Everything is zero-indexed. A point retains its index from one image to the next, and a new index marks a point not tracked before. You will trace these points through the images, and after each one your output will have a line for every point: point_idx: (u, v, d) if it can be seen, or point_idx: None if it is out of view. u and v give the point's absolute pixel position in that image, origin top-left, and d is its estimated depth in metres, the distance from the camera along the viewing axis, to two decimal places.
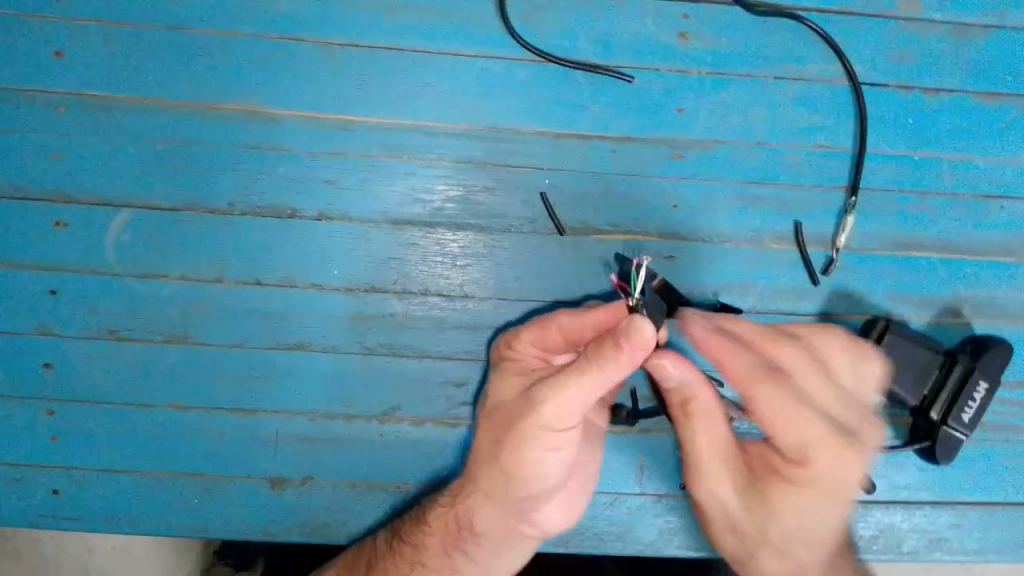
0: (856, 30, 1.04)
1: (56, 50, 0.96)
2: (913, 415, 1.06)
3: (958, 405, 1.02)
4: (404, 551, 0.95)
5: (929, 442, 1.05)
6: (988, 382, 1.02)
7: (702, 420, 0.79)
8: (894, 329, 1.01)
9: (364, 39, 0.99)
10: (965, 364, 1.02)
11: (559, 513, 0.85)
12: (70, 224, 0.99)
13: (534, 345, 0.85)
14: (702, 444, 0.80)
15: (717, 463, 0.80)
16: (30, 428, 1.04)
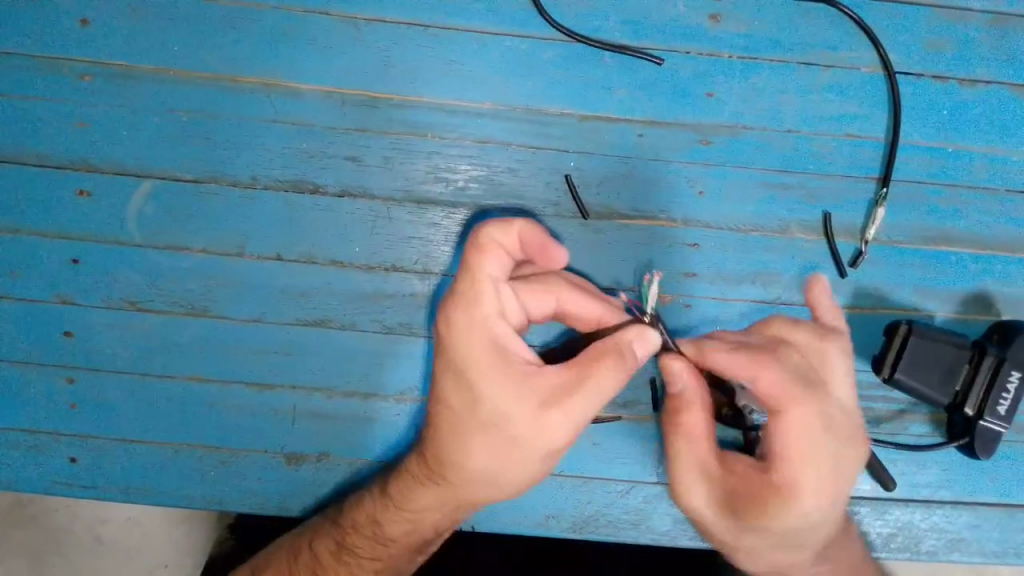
0: (893, 16, 1.01)
1: (82, 19, 0.96)
2: (948, 411, 1.04)
3: (993, 398, 1.00)
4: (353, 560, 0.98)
5: (969, 438, 1.03)
6: (1022, 371, 1.00)
7: (693, 421, 0.73)
8: (917, 330, 0.98)
9: (389, 14, 0.98)
10: (996, 356, 1.00)
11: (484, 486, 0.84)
12: (94, 195, 0.99)
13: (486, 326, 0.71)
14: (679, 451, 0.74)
15: (698, 470, 0.74)
16: (50, 396, 1.04)
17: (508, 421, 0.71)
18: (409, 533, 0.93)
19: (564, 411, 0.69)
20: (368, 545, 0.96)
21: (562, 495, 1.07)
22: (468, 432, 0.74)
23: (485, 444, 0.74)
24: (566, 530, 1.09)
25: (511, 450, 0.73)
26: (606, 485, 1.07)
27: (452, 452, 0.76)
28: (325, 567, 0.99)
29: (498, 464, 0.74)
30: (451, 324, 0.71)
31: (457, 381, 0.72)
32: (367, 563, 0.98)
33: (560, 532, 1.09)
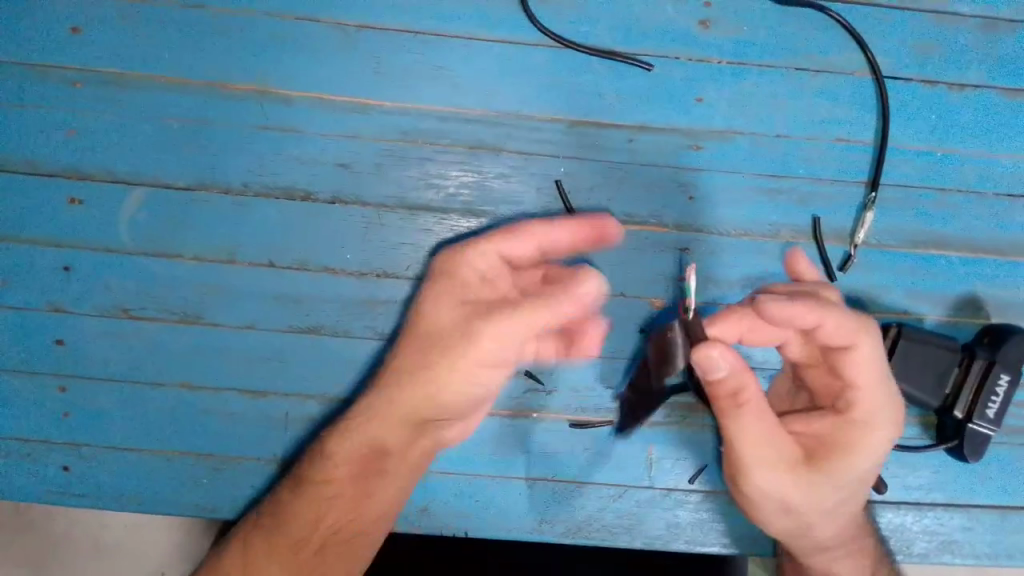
0: (881, 22, 1.02)
1: (74, 27, 0.96)
2: (937, 414, 1.04)
3: (981, 401, 1.01)
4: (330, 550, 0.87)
5: (958, 441, 1.03)
6: (1010, 373, 1.01)
7: (753, 413, 0.71)
8: (907, 332, 0.99)
9: (382, 20, 0.98)
10: (984, 359, 1.00)
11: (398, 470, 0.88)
12: (85, 202, 0.99)
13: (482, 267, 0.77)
14: (746, 437, 0.73)
15: (764, 448, 0.74)
16: (41, 404, 1.04)
17: (437, 325, 0.77)
18: (354, 450, 0.86)
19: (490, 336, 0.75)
20: (322, 467, 0.88)
21: (555, 500, 1.08)
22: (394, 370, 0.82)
23: (411, 379, 0.81)
24: (560, 535, 1.08)
25: (419, 370, 0.80)
26: (599, 489, 1.08)
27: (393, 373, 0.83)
28: (287, 514, 0.87)
29: (414, 382, 0.81)
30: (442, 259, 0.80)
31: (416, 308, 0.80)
32: (326, 487, 0.87)
33: (554, 537, 1.08)
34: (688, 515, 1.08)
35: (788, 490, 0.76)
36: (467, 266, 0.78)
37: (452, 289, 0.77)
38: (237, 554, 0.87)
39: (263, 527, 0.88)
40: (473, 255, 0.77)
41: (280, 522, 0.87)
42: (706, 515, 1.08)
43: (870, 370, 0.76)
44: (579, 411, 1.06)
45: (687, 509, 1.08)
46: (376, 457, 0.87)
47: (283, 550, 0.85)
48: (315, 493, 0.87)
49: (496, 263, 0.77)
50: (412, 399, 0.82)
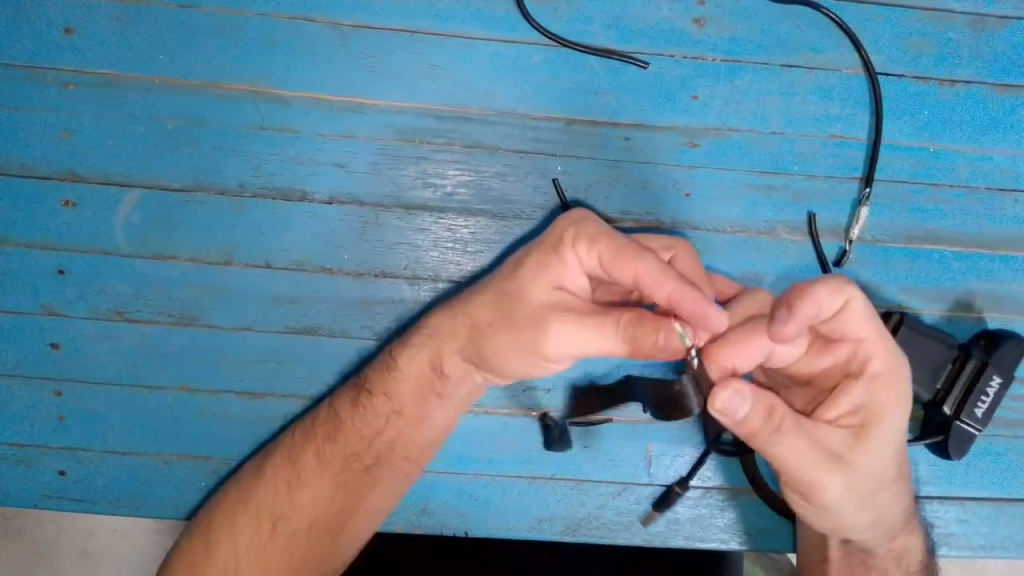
0: (873, 19, 1.03)
1: (66, 28, 0.95)
2: (925, 409, 1.05)
3: (971, 400, 1.01)
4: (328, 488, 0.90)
5: (942, 437, 1.04)
6: (1001, 376, 1.01)
7: (789, 422, 0.68)
8: (909, 321, 1.00)
9: (377, 19, 0.98)
10: (977, 359, 1.01)
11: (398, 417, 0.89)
12: (79, 204, 0.99)
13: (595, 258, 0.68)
14: (790, 451, 0.68)
15: (811, 453, 0.68)
16: (37, 408, 1.03)
17: (525, 290, 0.71)
18: (421, 364, 0.86)
19: (564, 333, 0.68)
20: (382, 382, 0.89)
21: (555, 498, 1.08)
22: (490, 293, 0.76)
23: (494, 303, 0.75)
24: (560, 533, 1.08)
25: (503, 309, 0.74)
26: (599, 487, 1.08)
27: (477, 293, 0.78)
28: (344, 423, 0.90)
29: (492, 321, 0.75)
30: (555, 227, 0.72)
31: (516, 264, 0.74)
32: (381, 406, 0.89)
33: (553, 535, 1.08)
34: (687, 512, 1.09)
35: (845, 487, 0.70)
36: (568, 249, 0.70)
37: (546, 267, 0.70)
38: (284, 455, 0.91)
39: (314, 434, 0.91)
40: (578, 245, 0.69)
41: (339, 431, 0.90)
42: (704, 512, 1.09)
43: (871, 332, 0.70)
44: (586, 411, 1.03)
45: (686, 506, 1.09)
46: (437, 375, 0.85)
47: (335, 458, 0.89)
48: (373, 410, 0.89)
49: (596, 263, 0.69)
50: (486, 317, 0.76)
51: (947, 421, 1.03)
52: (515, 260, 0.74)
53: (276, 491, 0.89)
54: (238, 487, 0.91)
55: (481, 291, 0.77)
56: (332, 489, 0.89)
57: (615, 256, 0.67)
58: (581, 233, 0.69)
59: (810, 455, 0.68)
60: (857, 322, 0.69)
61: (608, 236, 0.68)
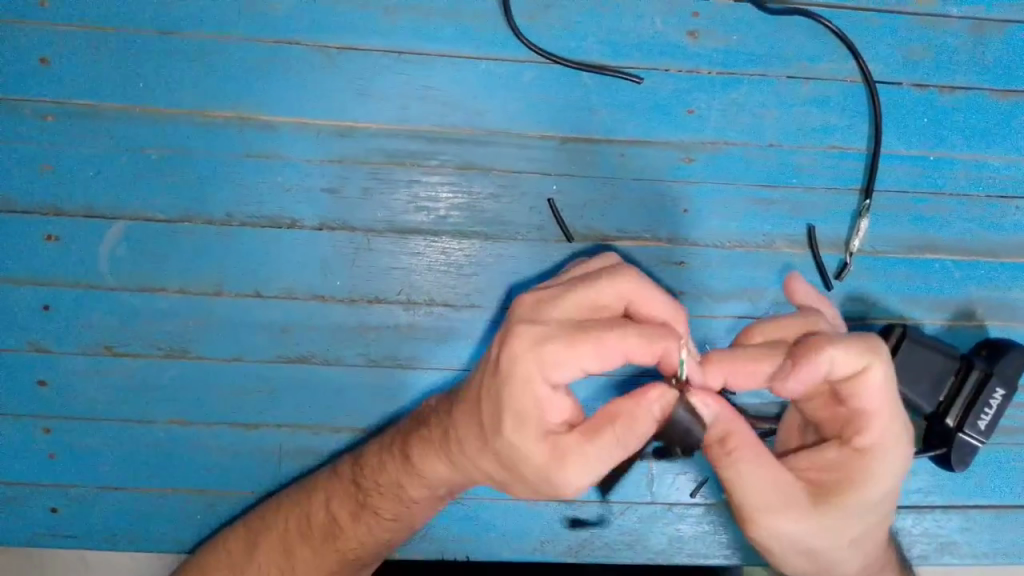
0: (870, 27, 1.01)
1: (41, 57, 0.92)
2: (927, 420, 1.03)
3: (974, 411, 1.00)
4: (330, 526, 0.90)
5: (945, 449, 1.03)
6: (1005, 388, 1.01)
7: (754, 454, 0.65)
8: (911, 334, 0.97)
9: (363, 40, 0.95)
10: (981, 370, 1.00)
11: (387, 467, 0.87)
12: (63, 239, 0.96)
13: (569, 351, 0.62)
14: (749, 485, 0.65)
15: (771, 492, 0.65)
16: (27, 447, 1.01)
17: (521, 406, 0.64)
18: (431, 493, 0.84)
19: (579, 470, 0.64)
20: (390, 506, 0.86)
21: (557, 519, 1.07)
22: (486, 446, 0.69)
23: (496, 460, 0.69)
24: (563, 554, 1.08)
25: (511, 466, 0.67)
26: (600, 506, 1.07)
27: (471, 446, 0.72)
28: (343, 529, 0.89)
29: (500, 470, 0.70)
30: (512, 355, 0.63)
31: (491, 400, 0.66)
32: (388, 522, 0.88)
33: (556, 556, 1.08)
34: (691, 529, 1.08)
35: (802, 537, 0.67)
36: (544, 379, 0.63)
37: (532, 377, 0.63)
38: (275, 541, 0.92)
39: (310, 532, 0.91)
40: (549, 370, 0.62)
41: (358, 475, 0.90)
42: (707, 528, 1.08)
43: (881, 405, 0.66)
44: None
45: (689, 523, 1.08)
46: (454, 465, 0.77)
47: (333, 560, 0.90)
48: (376, 523, 0.88)
49: (578, 372, 0.63)
50: (493, 467, 0.71)
51: (948, 433, 1.01)
52: (492, 402, 0.66)
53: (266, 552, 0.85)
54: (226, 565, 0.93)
55: (475, 447, 0.71)
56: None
57: (598, 360, 0.62)
58: (543, 358, 0.62)
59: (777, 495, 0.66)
60: (871, 381, 0.65)
61: (571, 345, 0.62)
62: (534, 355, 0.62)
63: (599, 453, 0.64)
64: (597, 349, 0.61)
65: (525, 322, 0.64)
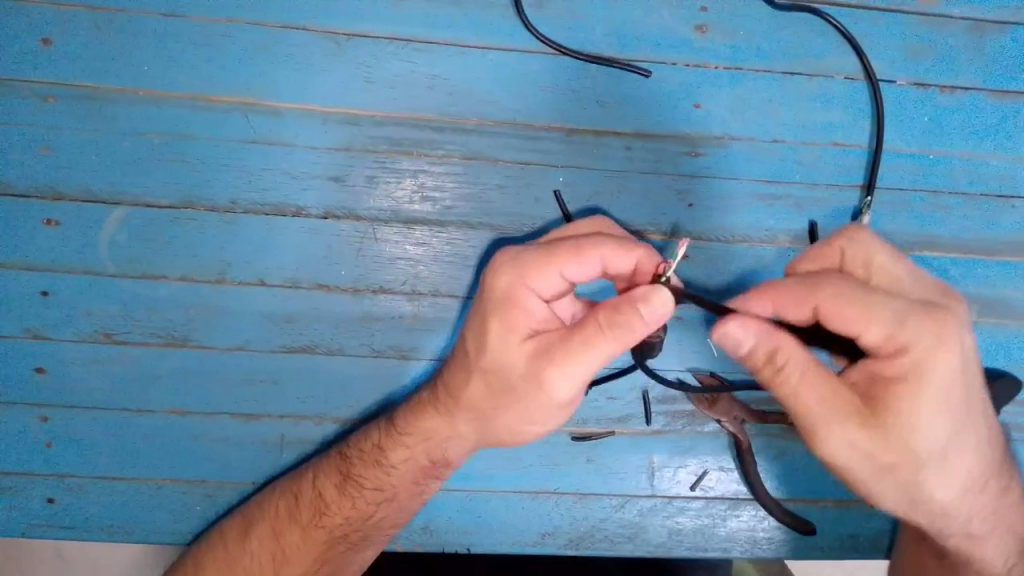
0: (874, 25, 1.02)
1: (43, 38, 0.91)
2: None
3: None
4: (313, 501, 0.91)
5: None
6: None
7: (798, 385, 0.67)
8: None
9: (371, 27, 0.94)
10: None
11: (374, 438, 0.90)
12: (62, 224, 0.94)
13: (546, 258, 0.68)
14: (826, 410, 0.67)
15: (835, 414, 0.67)
16: (22, 436, 0.99)
17: (506, 313, 0.69)
18: (414, 457, 0.86)
19: (560, 369, 0.68)
20: (372, 475, 0.89)
21: (558, 512, 1.06)
22: (473, 370, 0.74)
23: (485, 383, 0.74)
24: (563, 547, 1.08)
25: (500, 378, 0.72)
26: (602, 499, 1.07)
27: (460, 381, 0.76)
28: (330, 505, 0.91)
29: (491, 397, 0.75)
30: (492, 276, 0.71)
31: (474, 323, 0.72)
32: (370, 494, 0.90)
33: (557, 549, 1.08)
34: (690, 523, 1.09)
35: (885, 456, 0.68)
36: (522, 286, 0.69)
37: (512, 286, 0.69)
38: (270, 524, 0.92)
39: (298, 513, 0.92)
40: (527, 279, 0.69)
41: (345, 450, 0.91)
42: (706, 522, 1.09)
43: (851, 302, 0.66)
44: (581, 423, 1.05)
45: (688, 516, 1.09)
46: (447, 414, 0.81)
47: (320, 537, 0.91)
48: (359, 496, 0.90)
49: (556, 278, 0.69)
50: (484, 393, 0.75)
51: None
52: (475, 321, 0.72)
53: (286, 513, 0.92)
54: (219, 559, 0.92)
55: (463, 381, 0.76)
56: (317, 563, 0.92)
57: (569, 262, 0.68)
58: (517, 267, 0.69)
59: (854, 420, 0.67)
60: (843, 305, 0.66)
61: (544, 255, 0.69)
62: (513, 265, 0.70)
63: (582, 348, 0.66)
64: (566, 253, 0.68)
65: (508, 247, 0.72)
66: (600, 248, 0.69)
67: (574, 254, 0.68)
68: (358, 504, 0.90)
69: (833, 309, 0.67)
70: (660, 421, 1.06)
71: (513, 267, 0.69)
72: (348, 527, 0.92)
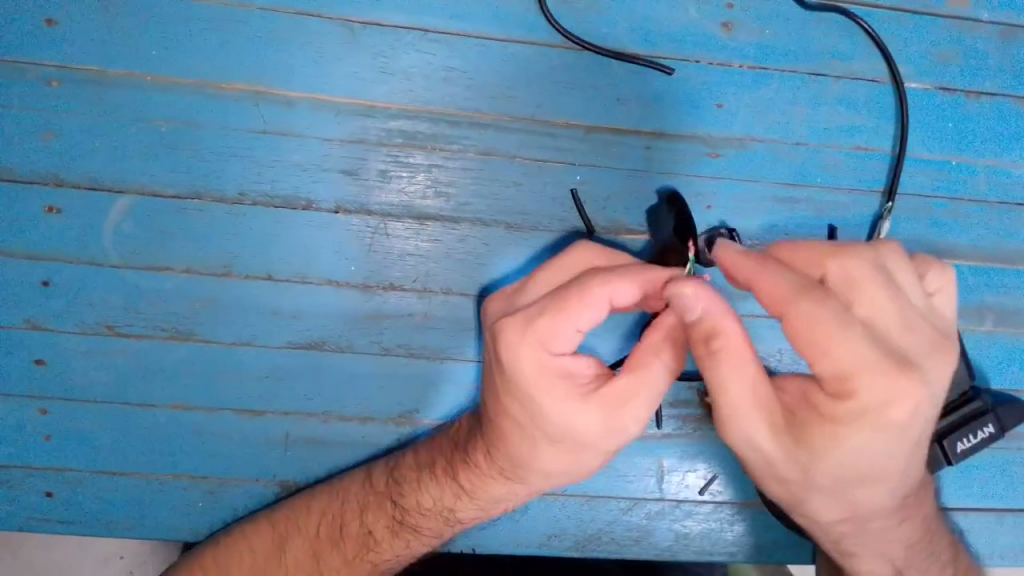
0: (902, 27, 1.00)
1: (47, 19, 0.87)
2: None
3: (960, 432, 0.93)
4: (360, 536, 0.93)
5: None
6: (995, 428, 0.95)
7: (730, 363, 0.61)
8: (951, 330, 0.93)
9: (388, 16, 0.91)
10: (983, 401, 0.95)
11: (433, 487, 0.88)
12: (65, 211, 0.91)
13: (559, 322, 0.64)
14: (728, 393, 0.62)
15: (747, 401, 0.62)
16: (20, 429, 0.97)
17: (546, 390, 0.65)
18: (484, 511, 0.87)
19: (634, 416, 0.66)
20: (432, 526, 0.90)
21: (565, 514, 1.05)
22: (541, 446, 0.70)
23: (560, 457, 0.70)
24: (569, 549, 1.07)
25: (570, 449, 0.69)
26: (609, 502, 1.06)
27: (527, 457, 0.72)
28: (378, 543, 0.93)
29: (567, 466, 0.71)
30: (510, 358, 0.66)
31: (519, 401, 0.68)
32: (425, 538, 0.92)
33: (562, 551, 1.07)
34: (697, 527, 1.08)
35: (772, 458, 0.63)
36: (547, 352, 0.65)
37: (537, 361, 0.65)
38: (308, 544, 0.94)
39: (342, 543, 0.93)
40: (549, 348, 0.65)
41: (400, 495, 0.91)
42: (714, 526, 1.08)
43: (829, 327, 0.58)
44: None
45: (696, 521, 1.08)
46: (511, 480, 0.78)
47: (363, 570, 0.93)
48: (415, 539, 0.92)
49: (573, 334, 0.65)
50: (561, 465, 0.71)
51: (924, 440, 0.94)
52: (518, 399, 0.68)
53: (327, 537, 0.94)
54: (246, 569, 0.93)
55: (532, 456, 0.72)
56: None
57: (583, 316, 0.64)
58: (535, 338, 0.65)
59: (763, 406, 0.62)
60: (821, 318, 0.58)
61: (553, 313, 0.64)
62: (525, 342, 0.65)
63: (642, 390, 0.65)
64: (575, 306, 0.63)
65: (500, 324, 0.66)
66: (610, 288, 0.63)
67: (583, 305, 0.63)
68: (410, 540, 0.92)
69: (805, 325, 0.58)
70: (671, 425, 1.05)
71: (531, 342, 0.65)
72: (396, 561, 0.94)
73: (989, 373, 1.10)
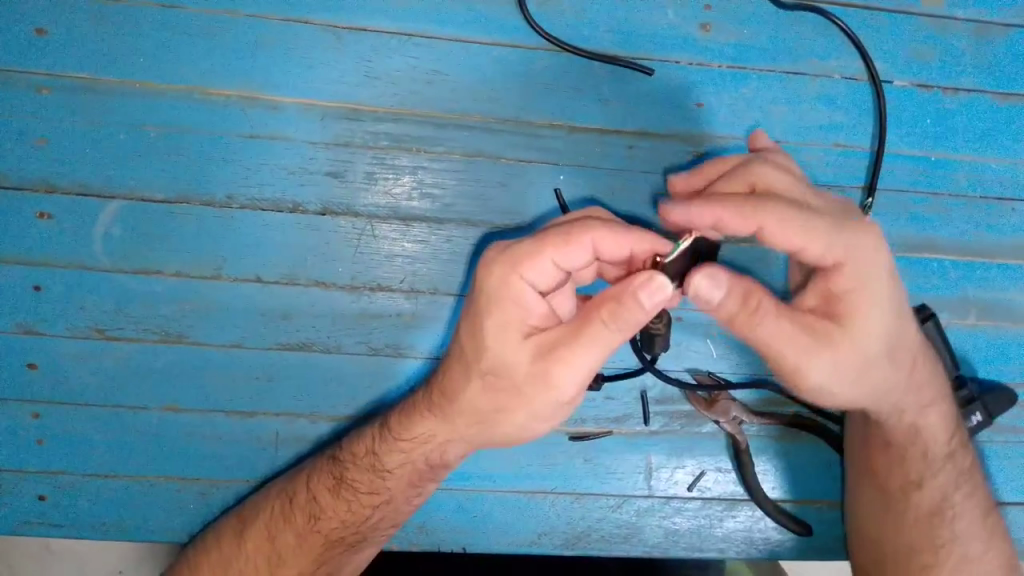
0: (878, 26, 1.01)
1: (37, 28, 0.89)
2: None
3: None
4: (305, 504, 0.92)
5: None
6: (983, 415, 0.98)
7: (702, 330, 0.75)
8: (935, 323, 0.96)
9: (373, 21, 0.93)
10: (970, 390, 0.98)
11: (365, 437, 0.90)
12: (56, 217, 0.93)
13: (537, 258, 0.66)
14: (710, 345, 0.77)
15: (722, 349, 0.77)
16: (13, 432, 0.98)
17: (502, 308, 0.67)
18: (410, 460, 0.86)
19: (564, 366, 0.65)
20: (367, 480, 0.89)
21: (554, 511, 1.06)
22: (472, 375, 0.72)
23: (488, 389, 0.71)
24: (560, 546, 1.07)
25: (502, 386, 0.70)
26: (598, 499, 1.07)
27: (458, 385, 0.74)
28: (324, 509, 0.91)
29: (491, 402, 0.72)
30: (485, 269, 0.68)
31: (472, 323, 0.70)
32: (365, 498, 0.90)
33: (553, 549, 1.07)
34: (686, 523, 1.09)
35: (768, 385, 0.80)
36: (515, 279, 0.66)
37: (506, 281, 0.67)
38: (264, 527, 0.94)
39: (293, 517, 0.93)
40: (519, 276, 0.66)
41: (340, 449, 0.92)
42: (703, 522, 1.09)
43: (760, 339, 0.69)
44: (578, 423, 1.04)
45: (684, 517, 1.09)
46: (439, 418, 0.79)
47: (316, 542, 0.92)
48: (354, 499, 0.90)
49: (549, 269, 0.66)
50: (488, 404, 0.72)
51: None
52: (471, 320, 0.70)
53: (275, 513, 0.93)
54: (215, 561, 0.94)
55: (463, 385, 0.74)
56: (313, 566, 0.92)
57: (559, 254, 0.66)
58: (511, 260, 0.66)
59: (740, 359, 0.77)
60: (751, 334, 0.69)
61: (533, 244, 0.66)
62: (509, 259, 0.67)
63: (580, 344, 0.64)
64: (560, 247, 0.65)
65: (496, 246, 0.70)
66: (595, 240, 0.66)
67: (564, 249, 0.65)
68: (354, 502, 0.90)
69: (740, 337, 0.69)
70: (658, 422, 1.05)
71: (510, 260, 0.67)
72: (345, 530, 0.92)
73: (974, 367, 1.11)
